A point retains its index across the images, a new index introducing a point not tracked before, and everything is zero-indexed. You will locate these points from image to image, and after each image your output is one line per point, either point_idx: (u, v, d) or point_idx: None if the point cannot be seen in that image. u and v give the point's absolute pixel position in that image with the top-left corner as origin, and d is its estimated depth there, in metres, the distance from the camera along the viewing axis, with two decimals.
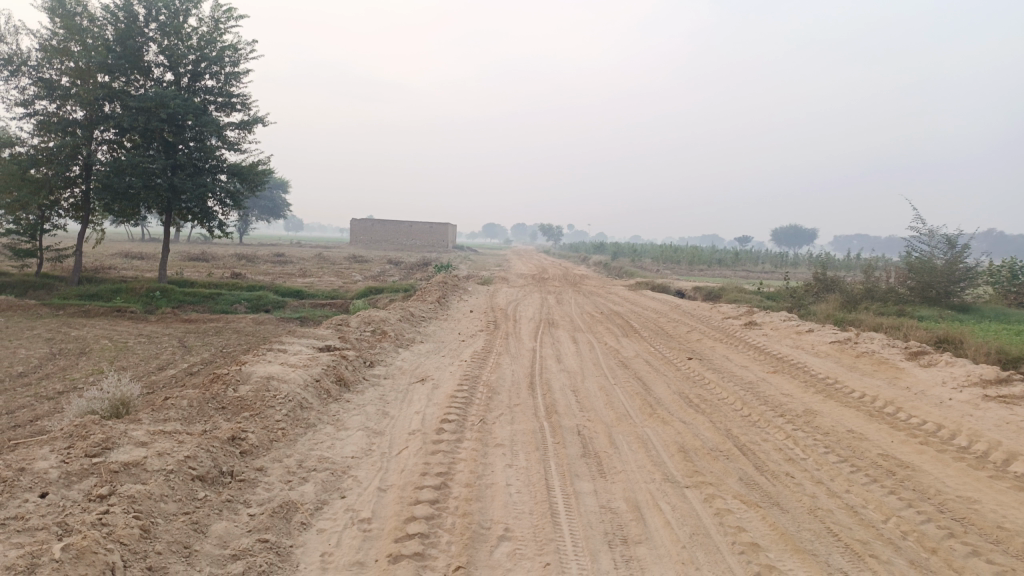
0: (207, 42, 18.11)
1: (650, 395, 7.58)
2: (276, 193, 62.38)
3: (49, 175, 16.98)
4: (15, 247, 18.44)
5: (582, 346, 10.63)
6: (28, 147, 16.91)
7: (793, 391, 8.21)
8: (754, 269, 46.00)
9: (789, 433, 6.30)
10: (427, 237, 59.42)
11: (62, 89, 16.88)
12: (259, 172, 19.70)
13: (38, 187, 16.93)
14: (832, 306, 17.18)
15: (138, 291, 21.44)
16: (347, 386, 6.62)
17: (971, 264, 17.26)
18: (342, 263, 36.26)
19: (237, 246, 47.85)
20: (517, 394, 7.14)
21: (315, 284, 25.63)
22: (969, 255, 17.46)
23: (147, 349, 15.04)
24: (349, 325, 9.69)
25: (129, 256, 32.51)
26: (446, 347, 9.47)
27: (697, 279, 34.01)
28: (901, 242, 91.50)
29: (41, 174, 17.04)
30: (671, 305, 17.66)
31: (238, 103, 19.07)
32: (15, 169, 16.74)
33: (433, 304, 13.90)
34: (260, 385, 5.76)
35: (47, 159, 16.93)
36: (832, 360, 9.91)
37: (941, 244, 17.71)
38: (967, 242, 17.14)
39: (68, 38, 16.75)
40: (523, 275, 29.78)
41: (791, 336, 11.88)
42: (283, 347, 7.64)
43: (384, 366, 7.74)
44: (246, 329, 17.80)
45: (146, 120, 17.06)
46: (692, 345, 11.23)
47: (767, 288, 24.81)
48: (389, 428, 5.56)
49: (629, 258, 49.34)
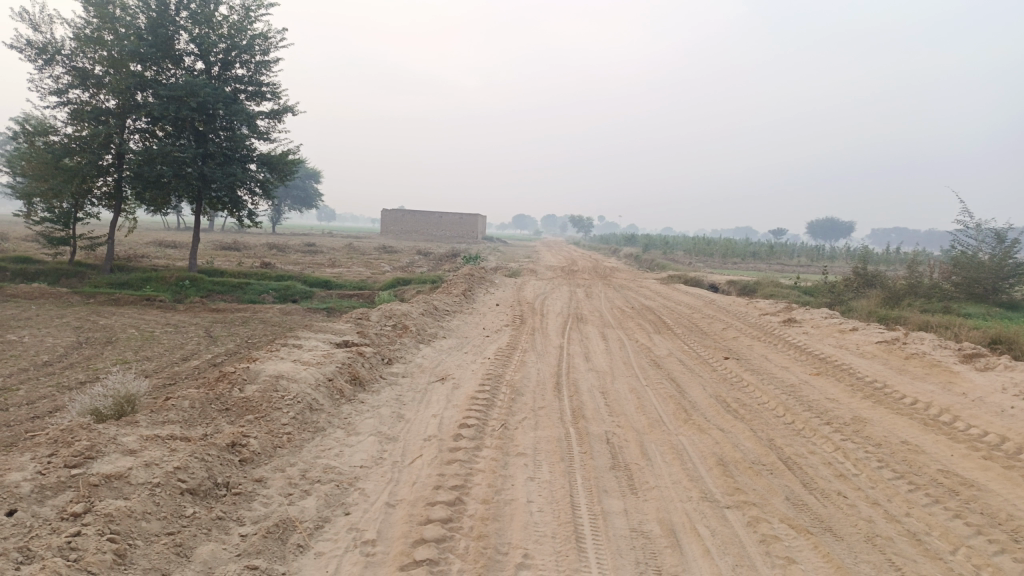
0: (237, 30, 17.84)
1: (685, 399, 7.10)
2: (308, 183, 62.62)
3: (82, 164, 16.92)
4: (48, 235, 18.48)
5: (613, 343, 10.15)
6: (62, 136, 16.87)
7: (838, 396, 7.65)
8: (789, 263, 44.94)
9: (838, 445, 5.78)
10: (457, 228, 59.15)
11: (95, 78, 16.81)
12: (289, 161, 19.45)
13: (72, 175, 16.91)
14: (874, 302, 16.45)
15: (168, 280, 21.43)
16: (362, 385, 6.27)
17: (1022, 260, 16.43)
18: (371, 254, 36.08)
19: (269, 236, 48.12)
20: (542, 396, 6.72)
21: (343, 274, 25.46)
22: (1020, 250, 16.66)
23: (172, 338, 14.91)
24: (370, 320, 9.33)
25: (162, 244, 32.73)
26: (469, 343, 9.06)
27: (731, 272, 33.11)
28: (942, 236, 88.94)
29: (75, 163, 17.01)
30: (705, 300, 17.06)
31: (268, 92, 18.83)
32: (49, 158, 16.73)
33: (459, 298, 13.52)
34: (269, 385, 5.42)
35: (80, 148, 16.89)
36: (879, 362, 9.29)
37: (989, 239, 16.95)
38: (1017, 237, 16.51)
39: (101, 27, 16.66)
40: (552, 267, 29.33)
41: (833, 336, 11.26)
42: (298, 342, 7.31)
43: (402, 364, 7.37)
44: (272, 319, 17.63)
45: (177, 109, 16.93)
46: (729, 343, 10.70)
47: (804, 283, 24.01)
48: (403, 433, 5.18)
49: (662, 250, 48.49)
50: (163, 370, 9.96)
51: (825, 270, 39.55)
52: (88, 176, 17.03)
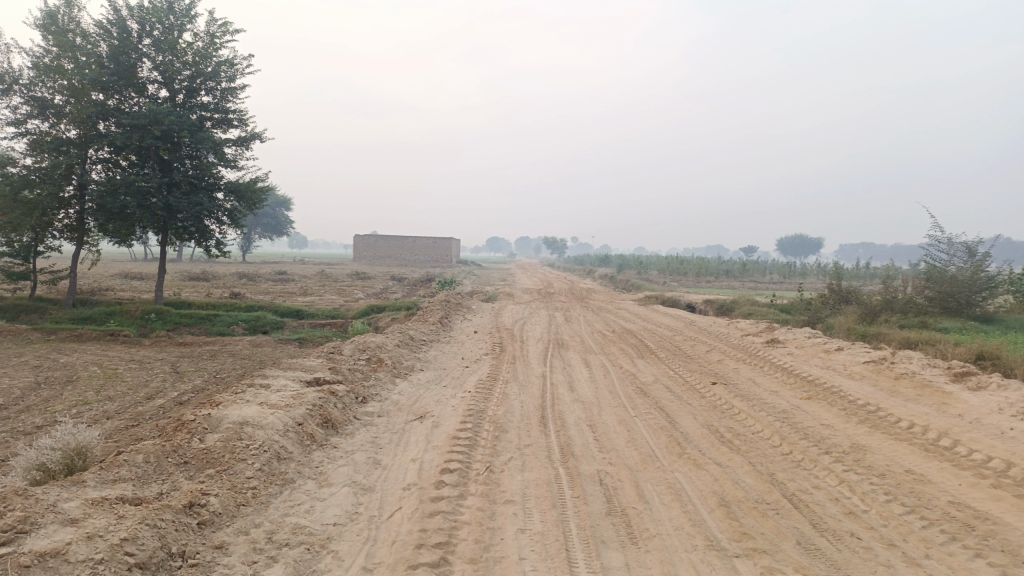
0: (202, 57, 17.46)
1: (676, 430, 6.78)
2: (278, 210, 61.89)
3: (43, 196, 16.32)
4: (7, 270, 17.76)
5: (597, 370, 9.82)
6: (21, 167, 16.26)
7: (832, 422, 7.39)
8: (761, 280, 45.14)
9: (842, 477, 5.49)
10: (430, 252, 58.71)
11: (55, 108, 16.30)
12: (257, 189, 18.99)
13: (31, 208, 16.27)
14: (852, 319, 16.35)
15: (133, 313, 20.71)
16: (334, 428, 5.85)
17: (994, 273, 16.47)
18: (344, 281, 35.53)
19: (239, 265, 47.24)
20: (527, 432, 6.36)
21: (315, 303, 24.89)
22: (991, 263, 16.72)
23: (136, 375, 14.28)
24: (343, 353, 8.90)
25: (128, 276, 31.84)
26: (448, 375, 8.67)
27: (706, 291, 33.05)
28: (908, 250, 90.47)
29: (35, 196, 16.36)
30: (685, 321, 16.87)
31: (235, 119, 18.41)
32: (7, 191, 16.09)
33: (435, 326, 13.14)
34: (231, 433, 4.98)
35: (40, 179, 16.28)
36: (868, 384, 9.06)
37: (960, 253, 16.98)
38: (988, 250, 16.55)
39: (61, 56, 16.19)
40: (527, 290, 29.04)
41: (818, 356, 11.05)
42: (266, 382, 6.87)
43: (378, 402, 6.96)
44: (242, 352, 17.03)
45: (140, 137, 16.43)
46: (714, 367, 10.44)
47: (780, 300, 23.97)
48: (380, 482, 4.78)
49: (636, 270, 48.50)
50: (125, 410, 9.42)
51: (797, 287, 39.73)
52: (49, 208, 16.41)
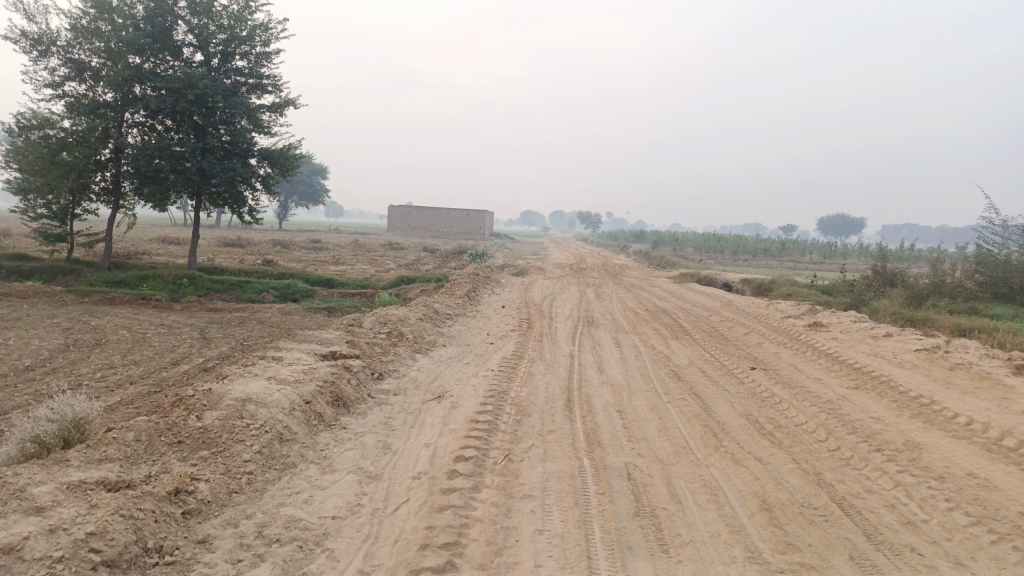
0: (237, 21, 17.06)
1: (713, 420, 6.29)
2: (314, 178, 61.96)
3: (79, 158, 16.23)
4: (44, 232, 17.81)
5: (628, 351, 9.34)
6: (58, 130, 16.19)
7: (883, 415, 6.82)
8: (800, 260, 43.86)
9: (897, 480, 4.97)
10: (463, 224, 58.35)
11: (92, 70, 16.19)
12: (291, 156, 18.67)
13: (68, 170, 16.21)
14: (898, 303, 15.53)
15: (166, 278, 20.72)
16: (345, 408, 5.49)
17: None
18: (376, 251, 35.33)
19: (276, 232, 47.41)
20: (551, 417, 5.94)
21: (345, 272, 24.70)
22: None
23: (163, 340, 14.16)
24: (363, 326, 8.54)
25: (165, 240, 32.07)
26: (471, 352, 8.27)
27: (744, 270, 32.10)
28: (954, 234, 87.49)
29: (71, 158, 16.28)
30: (723, 300, 16.25)
31: (269, 85, 18.05)
32: (45, 152, 16.03)
33: (462, 300, 12.74)
34: (232, 411, 4.64)
35: (77, 142, 16.21)
36: (921, 374, 8.44)
37: (1016, 236, 15.99)
38: None
39: (97, 18, 16.03)
40: (560, 265, 28.50)
41: (865, 342, 10.40)
42: (279, 354, 6.54)
43: (394, 378, 6.58)
44: (270, 319, 16.88)
45: (174, 101, 16.19)
46: (753, 350, 9.87)
47: (820, 281, 23.08)
48: (388, 469, 4.41)
49: (671, 246, 47.55)
50: (147, 374, 9.21)
51: (838, 267, 38.44)
52: (85, 171, 16.31)
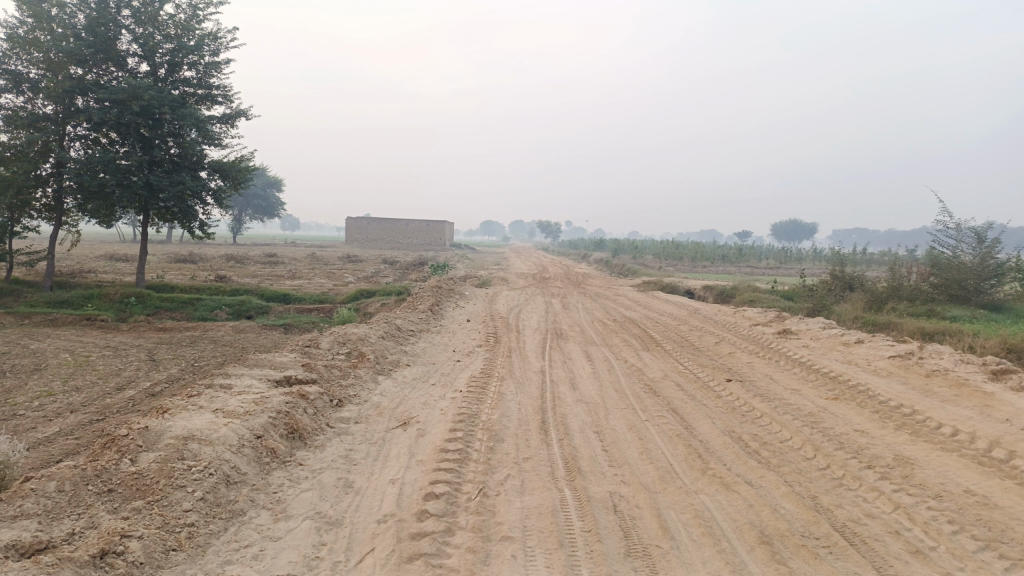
0: (184, 30, 16.38)
1: (695, 439, 5.97)
2: (270, 191, 60.69)
3: (17, 173, 15.32)
4: None
5: (600, 365, 8.99)
6: None
7: (867, 427, 6.59)
8: (757, 265, 44.35)
9: (896, 501, 4.70)
10: (423, 236, 57.70)
11: (30, 82, 15.34)
12: (243, 169, 17.99)
13: (5, 186, 15.28)
14: (859, 307, 15.53)
15: (112, 297, 19.75)
16: (301, 441, 5.01)
17: (1005, 259, 15.59)
18: (335, 264, 34.53)
19: (231, 247, 46.18)
20: (526, 441, 5.55)
21: (302, 287, 23.98)
22: (1002, 250, 15.83)
23: (108, 363, 13.35)
24: (320, 347, 8.02)
25: (113, 257, 30.85)
26: (437, 371, 7.83)
27: (706, 276, 32.18)
28: (901, 237, 89.91)
29: (9, 173, 15.37)
30: (689, 309, 16.09)
31: (219, 95, 17.37)
32: None
33: (424, 314, 12.28)
34: (172, 451, 4.13)
35: (15, 157, 15.32)
36: (898, 382, 8.27)
37: (968, 239, 16.01)
38: (997, 237, 15.64)
39: (36, 27, 15.20)
40: (523, 275, 28.17)
41: (836, 349, 10.23)
42: (228, 382, 6.01)
43: (355, 404, 6.11)
44: (223, 338, 16.13)
45: (119, 113, 15.41)
46: (726, 361, 9.63)
47: (781, 286, 23.19)
48: (351, 511, 3.96)
49: (631, 254, 47.71)
50: (89, 400, 8.55)
51: (795, 272, 38.96)
52: (24, 187, 15.39)
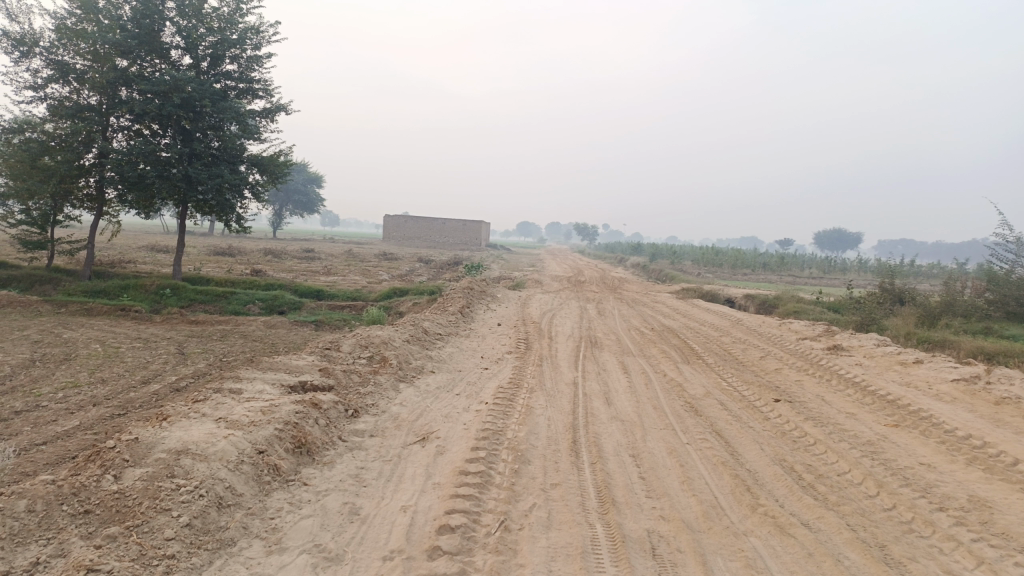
0: (227, 23, 16.21)
1: (743, 468, 5.40)
2: (310, 187, 61.04)
3: (60, 163, 15.14)
4: (24, 239, 16.77)
5: (638, 378, 8.42)
6: (40, 133, 15.22)
7: (934, 460, 5.95)
8: (799, 274, 43.12)
9: (979, 555, 4.09)
10: (459, 235, 57.42)
11: (76, 73, 15.27)
12: (281, 163, 17.79)
13: (48, 175, 15.22)
14: (911, 322, 14.65)
15: (148, 288, 19.72)
16: (308, 457, 4.58)
17: None
18: (370, 261, 34.38)
19: (271, 241, 46.42)
20: (555, 465, 5.05)
21: (336, 283, 23.78)
22: None
23: (136, 355, 13.15)
24: (341, 350, 7.62)
25: (154, 249, 31.09)
26: (464, 380, 7.36)
27: (746, 285, 31.23)
28: (948, 250, 87.12)
29: (53, 162, 15.28)
30: (731, 319, 15.38)
31: (260, 89, 17.20)
32: (25, 156, 15.10)
33: (455, 317, 11.84)
34: (162, 468, 3.72)
35: (59, 146, 15.25)
36: (964, 409, 7.57)
37: None
38: None
39: (83, 19, 15.13)
40: (559, 278, 27.62)
41: (892, 370, 9.50)
42: (238, 387, 5.63)
43: (372, 416, 5.68)
44: (254, 333, 15.91)
45: (160, 105, 15.28)
46: (773, 378, 8.99)
47: (826, 297, 22.27)
48: (353, 545, 3.52)
49: (668, 259, 46.82)
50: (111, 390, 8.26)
51: (840, 283, 37.80)
52: (66, 176, 15.30)
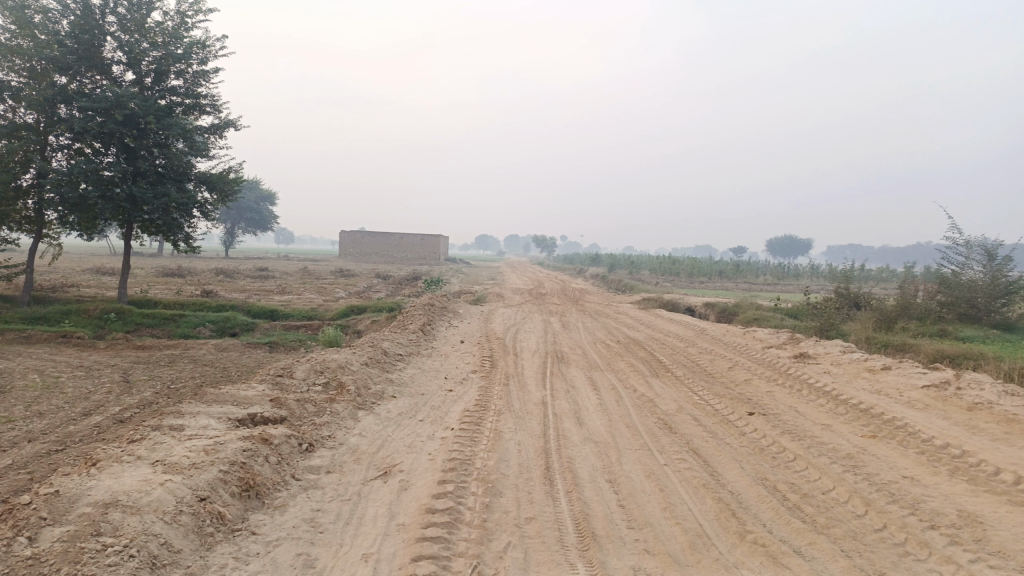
0: (172, 38, 15.57)
1: (725, 490, 5.12)
2: (264, 205, 59.73)
3: None
4: None
5: (608, 395, 8.12)
6: None
7: (917, 473, 5.77)
8: (754, 281, 43.66)
9: None
10: (417, 250, 56.78)
11: (11, 90, 14.43)
12: (231, 181, 17.15)
13: None
14: (870, 326, 14.72)
15: (91, 312, 18.75)
16: (256, 502, 4.14)
17: (1017, 278, 14.87)
18: (326, 279, 33.59)
19: (223, 261, 45.13)
20: (528, 497, 4.69)
21: (291, 302, 23.07)
22: (1014, 268, 15.11)
23: (77, 385, 12.35)
24: (294, 376, 7.14)
25: (100, 271, 29.85)
26: (426, 404, 6.96)
27: (705, 293, 31.41)
28: (894, 254, 89.64)
29: None
30: (695, 329, 15.26)
31: (207, 105, 16.57)
32: None
33: (415, 335, 11.41)
34: (86, 525, 3.25)
35: None
36: (938, 416, 7.45)
37: (978, 257, 15.31)
38: (1008, 254, 14.95)
39: (17, 34, 14.17)
40: (519, 291, 27.32)
41: (861, 377, 9.40)
42: (179, 423, 5.15)
43: (328, 449, 5.25)
44: (205, 357, 15.19)
45: (102, 123, 14.55)
46: (744, 390, 8.79)
47: (784, 304, 22.42)
48: None
49: (627, 269, 46.98)
50: (45, 424, 7.61)
51: (795, 288, 38.35)
52: (1, 198, 14.38)
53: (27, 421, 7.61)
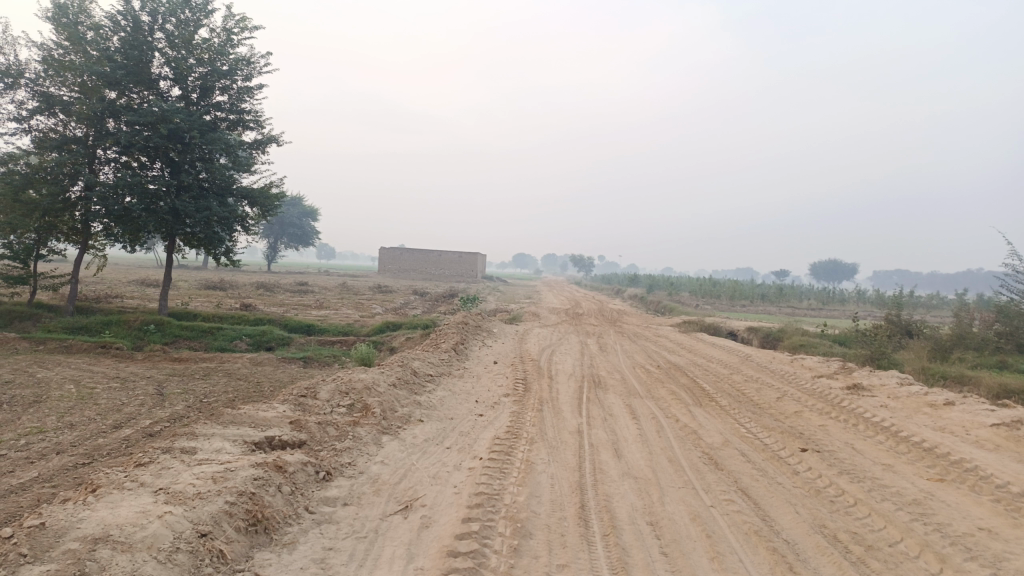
0: (218, 54, 15.63)
1: (779, 539, 4.62)
2: (306, 220, 60.41)
3: (46, 197, 14.36)
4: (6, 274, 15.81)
5: (648, 426, 7.63)
6: (22, 164, 14.47)
7: (995, 524, 5.19)
8: (798, 306, 42.41)
9: None
10: (454, 267, 56.72)
11: (62, 104, 14.61)
12: (273, 196, 17.14)
13: (32, 209, 14.39)
14: (924, 355, 13.93)
15: (131, 323, 18.86)
16: (262, 538, 3.80)
17: None
18: (364, 295, 33.59)
19: (265, 275, 45.62)
20: (560, 540, 4.26)
21: (327, 317, 23.00)
22: None
23: (112, 396, 12.27)
24: (318, 398, 6.83)
25: (144, 283, 30.27)
26: (454, 430, 6.58)
27: (747, 317, 30.55)
28: (944, 280, 86.81)
29: (37, 196, 14.46)
30: (739, 354, 14.64)
31: (251, 120, 16.62)
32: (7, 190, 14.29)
33: (448, 355, 11.06)
34: (69, 564, 2.93)
35: (43, 179, 14.45)
36: (1011, 458, 6.81)
37: None
38: None
39: (69, 50, 14.50)
40: (556, 311, 26.87)
41: (921, 412, 8.74)
42: (192, 445, 4.87)
43: (346, 479, 4.90)
44: (239, 371, 15.09)
45: (148, 137, 14.65)
46: (794, 423, 8.22)
47: (831, 330, 21.54)
48: None
49: (666, 290, 46.12)
50: (68, 438, 7.40)
51: (841, 314, 37.05)
52: (50, 210, 14.51)
53: (52, 431, 7.44)
